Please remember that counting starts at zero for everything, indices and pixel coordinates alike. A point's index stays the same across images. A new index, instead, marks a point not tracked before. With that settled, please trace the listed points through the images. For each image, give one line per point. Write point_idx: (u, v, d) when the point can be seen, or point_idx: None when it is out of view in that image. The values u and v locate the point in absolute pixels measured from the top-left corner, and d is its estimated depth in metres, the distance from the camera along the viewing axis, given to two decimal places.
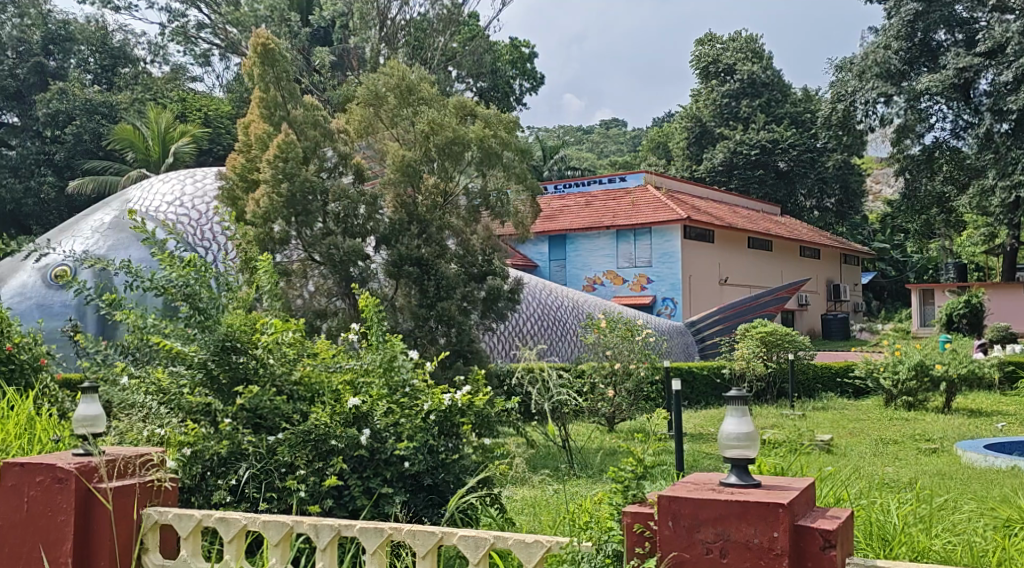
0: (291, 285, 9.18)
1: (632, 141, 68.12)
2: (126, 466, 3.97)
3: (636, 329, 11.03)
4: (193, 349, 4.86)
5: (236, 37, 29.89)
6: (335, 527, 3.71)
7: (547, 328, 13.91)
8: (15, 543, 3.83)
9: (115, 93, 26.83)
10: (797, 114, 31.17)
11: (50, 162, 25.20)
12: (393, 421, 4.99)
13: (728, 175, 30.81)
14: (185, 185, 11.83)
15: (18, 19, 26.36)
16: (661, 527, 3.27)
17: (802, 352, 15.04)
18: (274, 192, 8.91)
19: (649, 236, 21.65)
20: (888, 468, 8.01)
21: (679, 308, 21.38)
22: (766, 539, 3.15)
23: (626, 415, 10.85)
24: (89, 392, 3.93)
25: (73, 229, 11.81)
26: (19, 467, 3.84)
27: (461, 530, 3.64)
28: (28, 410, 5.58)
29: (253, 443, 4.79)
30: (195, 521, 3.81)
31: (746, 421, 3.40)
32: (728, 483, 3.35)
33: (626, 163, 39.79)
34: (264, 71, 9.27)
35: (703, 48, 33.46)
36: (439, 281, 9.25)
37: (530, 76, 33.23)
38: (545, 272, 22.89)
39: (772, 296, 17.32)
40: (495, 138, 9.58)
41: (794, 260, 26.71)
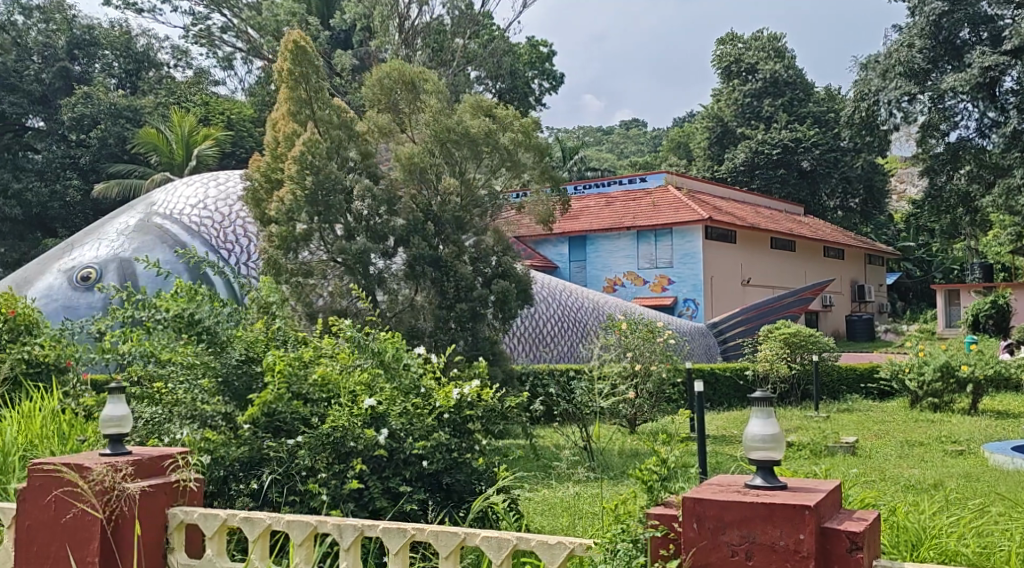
0: (312, 284, 9.22)
1: (653, 141, 67.76)
2: (154, 465, 4.00)
3: (657, 330, 11.00)
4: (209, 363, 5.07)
5: (259, 40, 29.99)
6: (358, 527, 3.71)
7: (568, 329, 13.90)
8: (42, 544, 3.85)
9: (140, 97, 27.01)
10: (820, 114, 30.98)
11: (76, 166, 25.44)
12: (408, 422, 4.96)
13: (749, 175, 30.71)
14: (209, 188, 11.89)
15: (43, 24, 26.62)
16: (686, 528, 3.24)
17: (826, 353, 14.93)
18: (297, 191, 9.00)
19: (671, 236, 21.55)
20: (914, 470, 7.95)
21: (701, 309, 21.32)
22: (793, 541, 3.12)
23: (647, 416, 10.82)
24: (116, 393, 3.96)
25: (99, 232, 11.89)
26: (48, 467, 3.86)
27: (484, 532, 3.62)
28: (56, 410, 5.63)
29: (274, 447, 4.80)
30: (220, 521, 3.80)
31: (772, 422, 3.37)
32: (754, 485, 3.33)
33: (647, 163, 39.71)
34: (293, 69, 9.38)
35: (724, 47, 33.22)
36: (459, 282, 9.31)
37: (549, 76, 33.19)
38: (565, 273, 22.89)
39: (795, 297, 17.22)
40: (515, 135, 9.63)
41: (817, 260, 26.55)
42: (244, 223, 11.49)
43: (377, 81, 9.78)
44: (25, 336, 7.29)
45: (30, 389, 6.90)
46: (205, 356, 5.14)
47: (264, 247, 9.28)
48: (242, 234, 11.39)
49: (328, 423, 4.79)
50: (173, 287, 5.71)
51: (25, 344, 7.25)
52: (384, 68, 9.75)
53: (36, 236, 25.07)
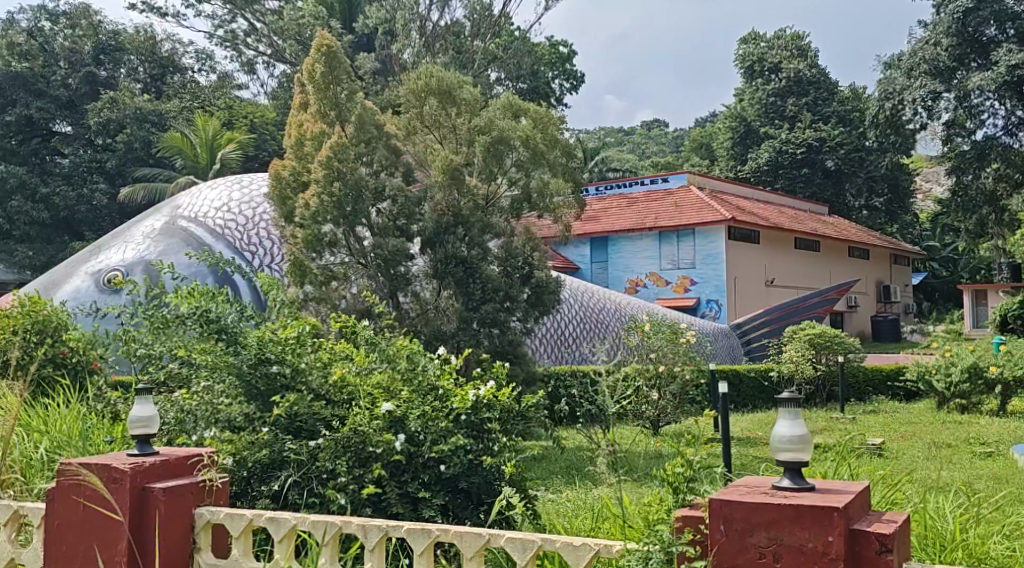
0: (336, 287, 9.27)
1: (674, 142, 67.67)
2: (180, 465, 4.02)
3: (680, 331, 10.95)
4: (228, 364, 5.11)
5: (282, 44, 30.15)
6: (382, 528, 3.70)
7: (591, 330, 13.88)
8: (70, 544, 3.87)
9: (165, 101, 27.15)
10: (844, 113, 30.78)
11: (102, 170, 25.64)
12: (426, 424, 4.93)
13: (773, 175, 30.55)
14: (233, 191, 11.93)
15: (70, 30, 26.82)
16: (712, 530, 3.22)
17: (851, 354, 14.80)
18: (324, 195, 9.04)
19: (693, 236, 21.46)
20: (942, 472, 7.87)
21: (723, 310, 21.23)
22: (821, 543, 3.09)
23: (671, 418, 10.76)
24: (143, 393, 3.98)
25: (125, 234, 11.98)
26: (76, 469, 3.88)
27: (508, 533, 3.60)
28: (83, 410, 5.68)
29: (294, 450, 4.79)
30: (246, 521, 3.81)
31: (799, 422, 3.34)
32: (781, 487, 3.30)
33: (668, 164, 39.57)
34: (324, 72, 9.40)
35: (748, 46, 33.01)
36: (483, 283, 9.37)
37: (570, 76, 33.14)
38: (587, 274, 22.88)
39: (820, 298, 17.11)
40: (540, 135, 9.66)
41: (842, 260, 26.38)
42: (267, 226, 11.54)
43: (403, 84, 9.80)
44: (52, 338, 7.34)
45: (58, 389, 6.96)
46: (227, 355, 5.20)
47: (289, 249, 9.32)
48: (266, 236, 11.45)
49: (348, 426, 4.79)
50: (195, 290, 5.76)
51: (52, 346, 7.32)
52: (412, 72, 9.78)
53: (63, 239, 25.34)
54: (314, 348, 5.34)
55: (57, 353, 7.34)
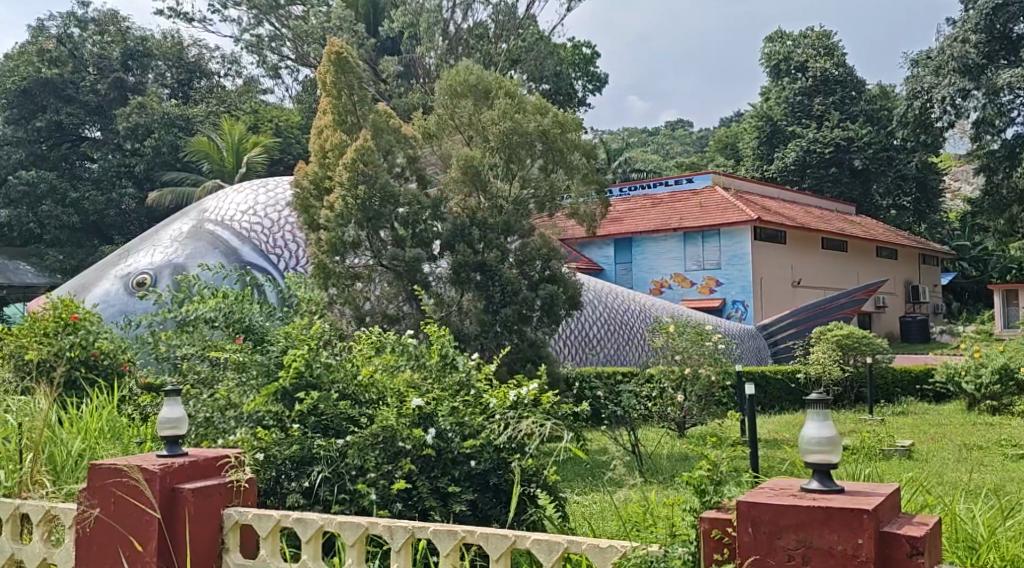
0: (361, 289, 9.37)
1: (699, 141, 67.40)
2: (209, 465, 4.04)
3: (705, 332, 10.91)
4: None
5: (307, 48, 30.28)
6: (408, 529, 3.70)
7: (615, 331, 13.86)
8: (102, 544, 3.89)
9: (192, 106, 27.33)
10: (872, 111, 30.53)
11: (131, 175, 25.72)
12: (457, 421, 4.94)
13: (800, 175, 30.38)
14: (259, 194, 11.97)
15: (99, 36, 27.03)
16: (740, 533, 3.19)
17: (880, 355, 14.66)
18: (348, 198, 9.12)
19: (718, 237, 21.37)
20: (973, 474, 7.80)
21: (750, 312, 21.12)
22: (851, 546, 3.06)
23: (696, 421, 10.70)
24: (172, 395, 4.00)
25: (153, 238, 12.06)
26: (108, 469, 3.90)
27: (535, 534, 3.59)
28: (113, 412, 5.71)
29: (324, 447, 4.80)
30: (273, 521, 3.82)
31: (828, 424, 3.31)
32: (811, 489, 3.27)
33: (692, 164, 39.41)
34: (338, 79, 9.56)
35: (773, 44, 32.73)
36: (504, 286, 9.40)
37: (594, 78, 33.04)
38: (611, 275, 22.85)
39: (848, 299, 17.03)
40: (561, 132, 9.66)
41: (870, 261, 26.19)
42: (292, 228, 11.58)
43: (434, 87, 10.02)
44: (83, 341, 7.41)
45: (88, 393, 7.01)
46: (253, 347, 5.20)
47: (312, 252, 9.41)
48: (291, 239, 11.50)
49: (376, 423, 4.79)
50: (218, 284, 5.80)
51: (84, 348, 7.38)
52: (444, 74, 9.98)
53: (93, 243, 25.58)
54: (340, 350, 5.37)
55: (89, 356, 7.42)
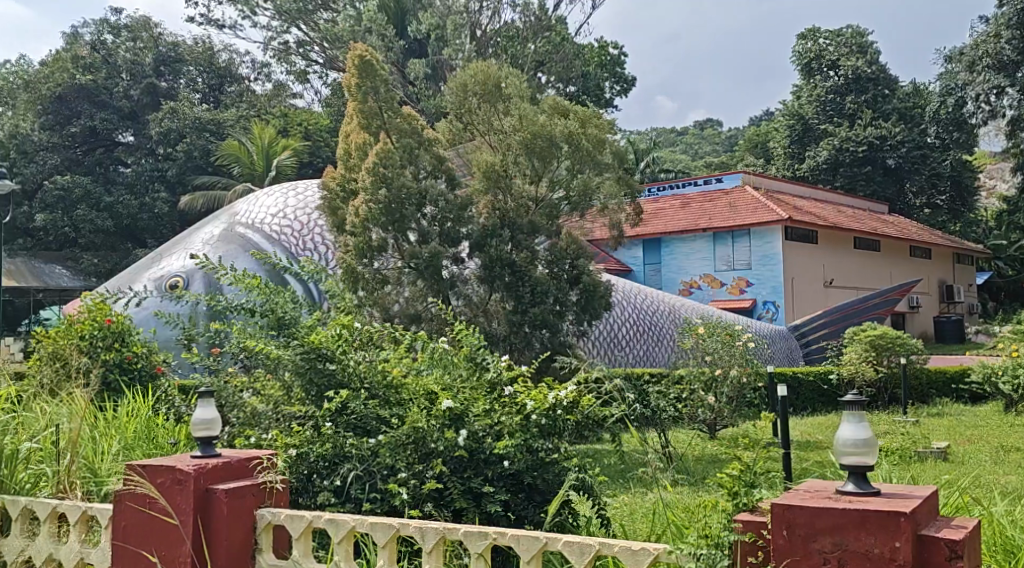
0: (387, 292, 9.40)
1: (728, 141, 66.70)
2: (243, 466, 4.05)
3: (736, 333, 10.84)
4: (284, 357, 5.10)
5: (337, 52, 30.41)
6: (440, 530, 3.68)
7: (644, 333, 13.82)
8: (138, 544, 3.91)
9: (222, 111, 27.53)
10: (906, 109, 30.18)
11: (163, 179, 25.98)
12: (491, 423, 4.94)
13: (832, 173, 30.18)
14: (288, 198, 12.03)
15: (132, 43, 27.31)
16: (775, 536, 3.15)
17: (915, 356, 14.47)
18: (372, 201, 9.20)
19: (749, 237, 21.23)
20: (1011, 476, 7.69)
21: (781, 312, 20.96)
22: (887, 549, 3.01)
23: (727, 422, 10.59)
24: (205, 397, 4.02)
25: (185, 242, 12.15)
26: (141, 471, 3.92)
27: (565, 536, 3.54)
28: (146, 412, 5.77)
29: (355, 445, 4.79)
30: (306, 522, 3.82)
31: (865, 426, 3.27)
32: (846, 492, 3.23)
33: (722, 164, 39.19)
34: (362, 82, 9.59)
35: (806, 42, 32.10)
36: (533, 286, 9.41)
37: (622, 78, 32.85)
38: (641, 276, 22.83)
39: (880, 299, 16.90)
40: (585, 134, 9.74)
41: (904, 260, 25.95)
42: (322, 231, 11.63)
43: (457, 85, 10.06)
44: (118, 343, 7.50)
45: (122, 395, 7.06)
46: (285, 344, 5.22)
47: (340, 255, 9.49)
48: (320, 242, 11.54)
49: (408, 424, 4.79)
50: (248, 283, 5.85)
51: (118, 351, 7.46)
52: (466, 71, 9.99)
53: (127, 247, 25.75)
54: (370, 350, 5.36)
55: (123, 359, 7.48)
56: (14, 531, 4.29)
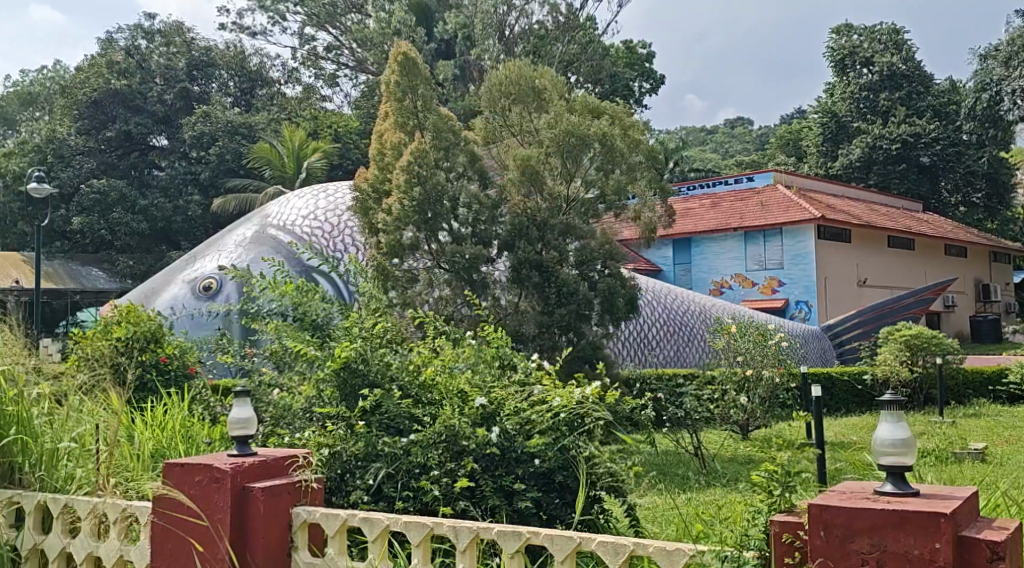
0: (419, 291, 9.46)
1: (759, 139, 66.11)
2: (278, 465, 4.07)
3: (768, 333, 10.79)
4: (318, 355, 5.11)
5: (367, 54, 30.55)
6: (473, 529, 3.68)
7: (674, 334, 13.77)
8: (175, 543, 3.95)
9: (254, 114, 27.78)
10: (940, 106, 29.89)
11: (197, 182, 26.24)
12: (522, 421, 4.95)
13: (866, 171, 30.00)
14: (319, 200, 12.08)
15: (165, 48, 27.62)
16: (812, 537, 3.11)
17: (951, 357, 14.29)
18: (404, 200, 9.27)
19: (781, 236, 21.09)
20: None
21: (814, 312, 20.79)
22: (928, 550, 2.97)
23: (760, 422, 10.52)
24: (241, 397, 4.04)
25: (218, 243, 12.26)
26: (179, 469, 3.95)
27: (600, 536, 3.51)
28: (182, 412, 5.83)
29: (388, 444, 4.80)
30: (341, 520, 3.83)
31: (903, 426, 3.24)
32: (884, 492, 3.19)
33: (753, 162, 38.96)
34: (400, 81, 9.68)
35: (839, 38, 31.87)
36: (563, 287, 9.44)
37: (650, 77, 32.69)
38: (671, 276, 22.81)
39: (915, 299, 16.74)
40: (619, 134, 9.78)
41: (938, 259, 25.69)
42: (352, 232, 11.65)
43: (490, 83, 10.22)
44: (153, 344, 7.58)
45: (158, 395, 7.14)
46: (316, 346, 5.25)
47: (372, 255, 9.56)
48: (350, 243, 11.56)
49: (440, 422, 4.82)
50: (282, 284, 5.90)
51: (154, 351, 7.54)
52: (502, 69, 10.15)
53: (161, 249, 26.04)
54: (401, 350, 5.39)
55: (158, 360, 7.55)
56: (57, 528, 4.30)
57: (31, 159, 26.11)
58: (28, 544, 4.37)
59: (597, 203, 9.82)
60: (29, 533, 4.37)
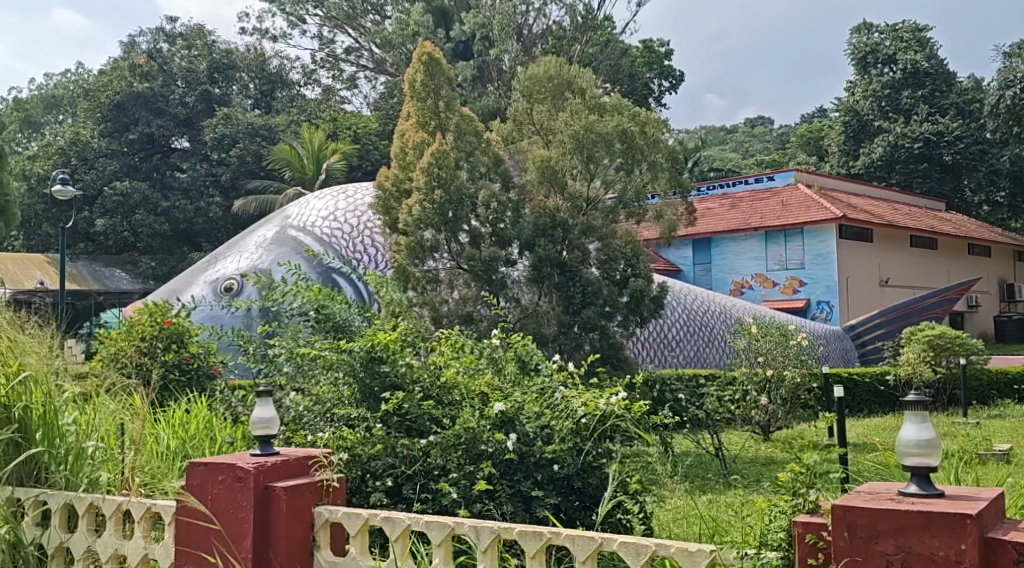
0: (439, 292, 9.50)
1: (780, 137, 65.81)
2: (300, 465, 4.08)
3: (789, 334, 10.73)
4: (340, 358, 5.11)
5: (386, 56, 30.61)
6: (494, 530, 3.67)
7: (695, 334, 13.74)
8: (197, 542, 3.96)
9: (275, 116, 27.94)
10: (963, 104, 29.69)
11: (218, 184, 26.41)
12: (542, 425, 4.94)
13: (887, 170, 29.85)
14: (339, 201, 12.11)
15: (186, 51, 27.80)
16: (836, 538, 3.09)
17: (975, 357, 14.17)
18: (425, 201, 9.28)
19: (802, 236, 20.99)
20: None
21: (835, 312, 20.66)
22: (953, 551, 2.94)
23: (782, 424, 10.47)
24: (264, 397, 4.05)
25: (240, 244, 12.32)
26: (203, 468, 3.97)
27: (621, 538, 3.50)
28: (204, 413, 5.85)
29: (407, 446, 4.80)
30: (362, 520, 3.84)
31: (927, 426, 3.21)
32: (909, 493, 3.17)
33: (773, 162, 38.80)
34: (423, 81, 9.71)
35: (859, 36, 31.76)
36: (583, 287, 9.43)
37: (669, 76, 32.62)
38: (690, 277, 22.77)
39: (938, 299, 16.62)
40: (641, 134, 9.77)
41: (962, 259, 25.51)
42: (372, 234, 11.67)
43: (519, 83, 10.24)
44: (176, 344, 7.61)
45: (181, 396, 7.16)
46: (336, 349, 5.26)
47: (393, 255, 9.57)
48: (370, 244, 11.58)
49: (459, 425, 4.81)
50: (303, 287, 5.91)
51: (176, 352, 7.56)
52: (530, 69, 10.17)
53: (183, 250, 26.18)
54: (421, 353, 5.39)
55: (181, 360, 7.56)
56: (81, 526, 4.32)
57: (55, 162, 26.33)
58: (54, 542, 4.40)
59: (618, 205, 9.81)
60: (56, 530, 4.39)
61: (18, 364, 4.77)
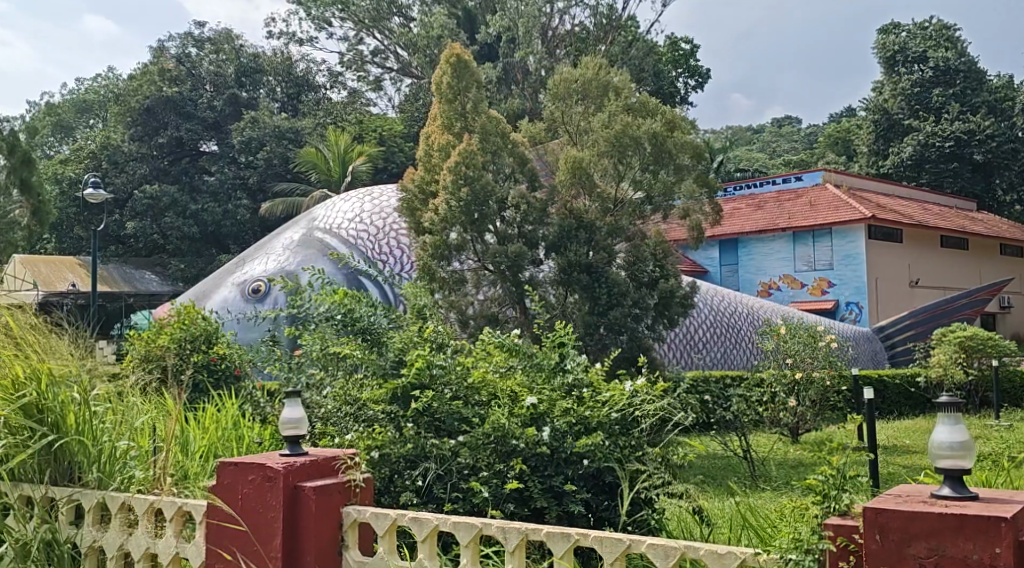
0: (465, 293, 9.53)
1: (807, 137, 65.41)
2: (327, 464, 4.08)
3: (819, 334, 10.65)
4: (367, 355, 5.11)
5: (412, 58, 30.69)
6: (522, 530, 3.65)
7: (722, 335, 13.68)
8: (227, 541, 3.98)
9: (301, 119, 28.09)
10: (994, 102, 29.38)
11: (245, 186, 26.64)
12: (573, 422, 4.93)
13: (917, 170, 29.59)
14: (365, 203, 12.16)
15: (214, 55, 28.02)
16: (867, 540, 3.05)
17: (1007, 359, 14.00)
18: (452, 201, 9.29)
19: (830, 236, 20.83)
20: None
21: (865, 313, 20.49)
22: (987, 555, 2.90)
23: (811, 425, 10.41)
24: (292, 397, 4.07)
25: (267, 246, 12.39)
26: (232, 467, 3.99)
27: (651, 538, 3.48)
28: (234, 413, 5.87)
29: (437, 445, 4.80)
30: (390, 520, 3.84)
31: (960, 429, 3.17)
32: (942, 495, 3.12)
33: (801, 162, 38.56)
34: (450, 82, 9.75)
35: (887, 35, 31.55)
36: (610, 288, 9.40)
37: (696, 74, 32.48)
38: (717, 277, 22.72)
39: (969, 299, 16.45)
40: (669, 135, 9.73)
41: (994, 259, 25.24)
42: (399, 235, 11.71)
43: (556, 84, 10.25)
44: (205, 344, 7.65)
45: (211, 396, 7.20)
46: None
47: (419, 255, 9.59)
48: (397, 246, 11.62)
49: (488, 423, 4.81)
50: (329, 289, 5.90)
51: (205, 352, 7.60)
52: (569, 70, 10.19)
53: (212, 252, 26.35)
54: (449, 352, 5.38)
55: (210, 360, 7.59)
56: (114, 526, 4.35)
57: (87, 165, 26.59)
58: (87, 541, 4.44)
59: (644, 205, 9.79)
60: (89, 529, 4.43)
61: (51, 365, 4.81)
